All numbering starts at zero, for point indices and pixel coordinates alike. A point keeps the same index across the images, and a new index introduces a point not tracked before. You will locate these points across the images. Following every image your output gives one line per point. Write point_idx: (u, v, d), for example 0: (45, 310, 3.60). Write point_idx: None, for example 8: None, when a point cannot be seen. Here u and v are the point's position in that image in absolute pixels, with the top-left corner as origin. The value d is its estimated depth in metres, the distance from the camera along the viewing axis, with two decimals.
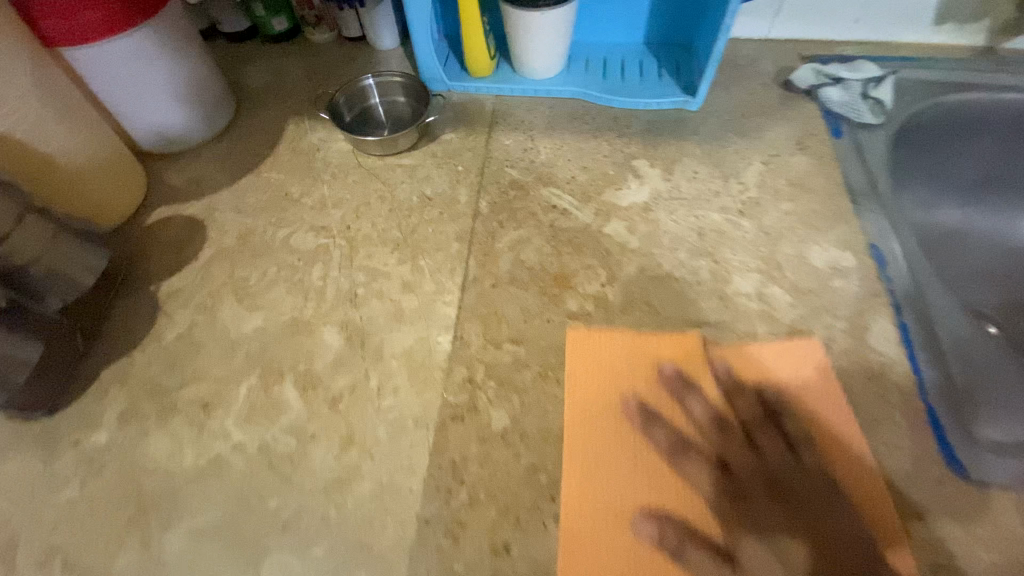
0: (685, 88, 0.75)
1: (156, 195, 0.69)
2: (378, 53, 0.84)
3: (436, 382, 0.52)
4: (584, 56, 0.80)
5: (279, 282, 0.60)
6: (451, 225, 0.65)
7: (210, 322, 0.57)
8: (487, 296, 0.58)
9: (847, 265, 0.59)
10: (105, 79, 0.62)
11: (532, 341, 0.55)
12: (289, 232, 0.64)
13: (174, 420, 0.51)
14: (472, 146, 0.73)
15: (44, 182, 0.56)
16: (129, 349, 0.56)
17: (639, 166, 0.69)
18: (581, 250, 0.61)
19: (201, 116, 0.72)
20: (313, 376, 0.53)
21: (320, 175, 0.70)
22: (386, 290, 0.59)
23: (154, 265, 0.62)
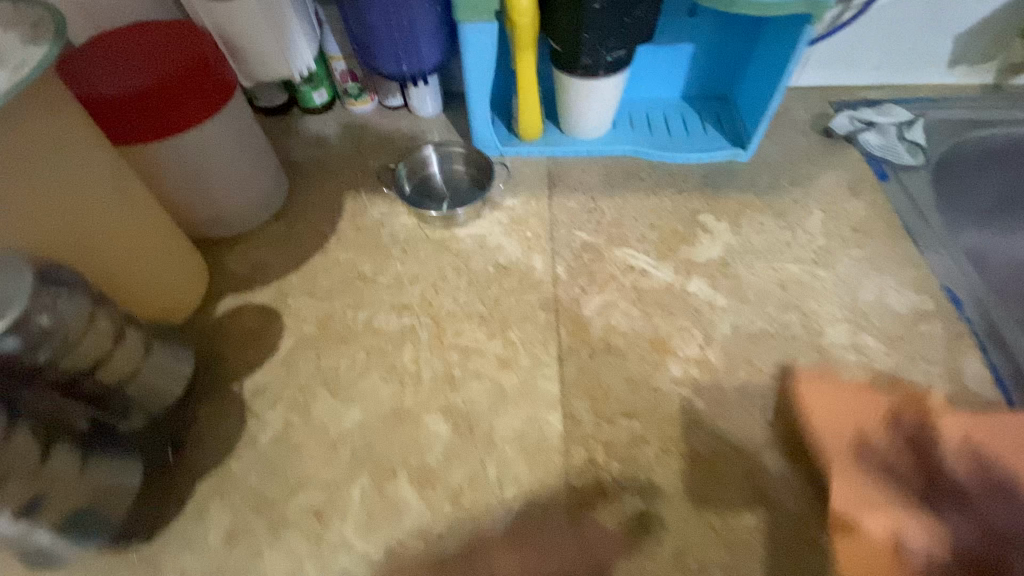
0: (733, 141, 0.78)
1: (221, 284, 0.66)
2: (421, 121, 0.85)
3: (557, 465, 0.51)
4: (627, 114, 0.83)
5: (371, 369, 0.58)
6: (533, 293, 0.64)
7: (306, 420, 0.55)
8: (588, 368, 0.57)
9: (927, 308, 0.62)
10: (175, 176, 0.60)
11: (645, 412, 0.54)
12: (370, 315, 0.63)
13: (287, 534, 0.48)
14: (536, 210, 0.73)
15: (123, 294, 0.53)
16: (222, 457, 0.53)
17: (706, 220, 0.70)
18: (672, 310, 0.62)
19: (260, 196, 0.69)
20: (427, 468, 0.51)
21: (389, 251, 0.69)
22: (483, 369, 0.58)
23: (233, 361, 0.59)
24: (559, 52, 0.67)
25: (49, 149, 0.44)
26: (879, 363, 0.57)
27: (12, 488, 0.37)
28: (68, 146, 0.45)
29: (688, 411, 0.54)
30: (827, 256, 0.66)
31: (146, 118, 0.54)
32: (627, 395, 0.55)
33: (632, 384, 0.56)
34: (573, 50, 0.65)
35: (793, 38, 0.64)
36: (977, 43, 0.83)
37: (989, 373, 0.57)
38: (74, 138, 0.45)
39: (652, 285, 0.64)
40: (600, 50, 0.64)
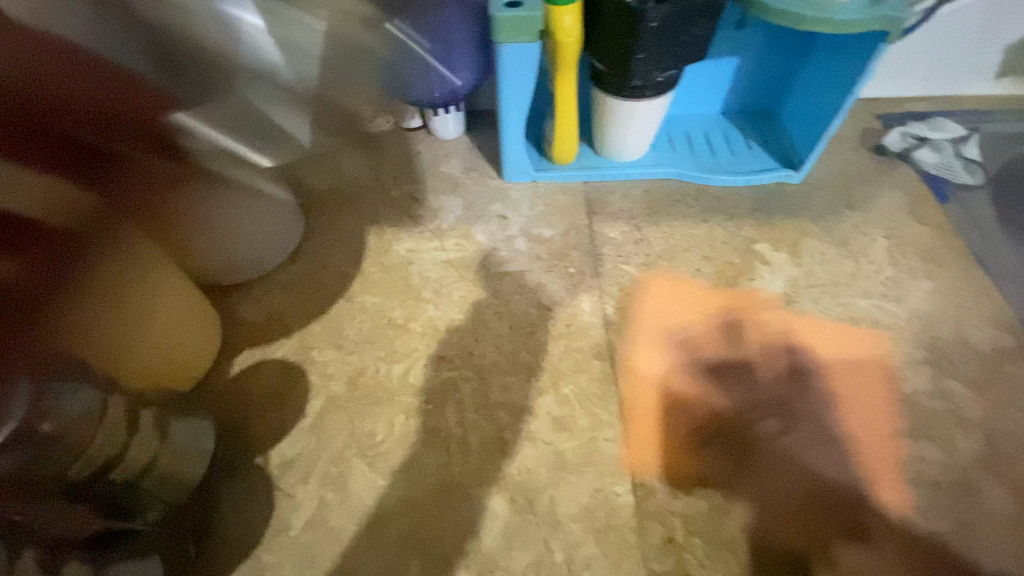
0: (782, 160, 0.73)
1: (235, 336, 0.59)
2: (443, 143, 0.79)
3: (632, 546, 0.46)
4: (667, 132, 0.77)
5: (413, 434, 0.52)
6: (584, 339, 0.58)
7: (344, 498, 0.49)
8: (654, 427, 0.52)
9: (1010, 346, 0.57)
10: (182, 223, 0.53)
11: (722, 477, 0.49)
12: (405, 369, 0.57)
13: None
14: (577, 242, 0.67)
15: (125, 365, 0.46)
16: (251, 548, 0.46)
17: (763, 250, 0.65)
18: (740, 356, 0.56)
19: (275, 237, 0.63)
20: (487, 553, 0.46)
21: (421, 293, 0.63)
22: (537, 431, 0.52)
23: (254, 429, 0.52)
24: (606, 72, 0.61)
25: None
26: (970, 412, 0.53)
27: None
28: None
29: (772, 478, 0.49)
30: (897, 289, 0.61)
31: None
32: (702, 459, 0.50)
33: (704, 444, 0.51)
34: (623, 72, 0.59)
35: (859, 57, 0.59)
36: None
37: None
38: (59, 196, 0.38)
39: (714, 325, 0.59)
40: (651, 70, 0.59)
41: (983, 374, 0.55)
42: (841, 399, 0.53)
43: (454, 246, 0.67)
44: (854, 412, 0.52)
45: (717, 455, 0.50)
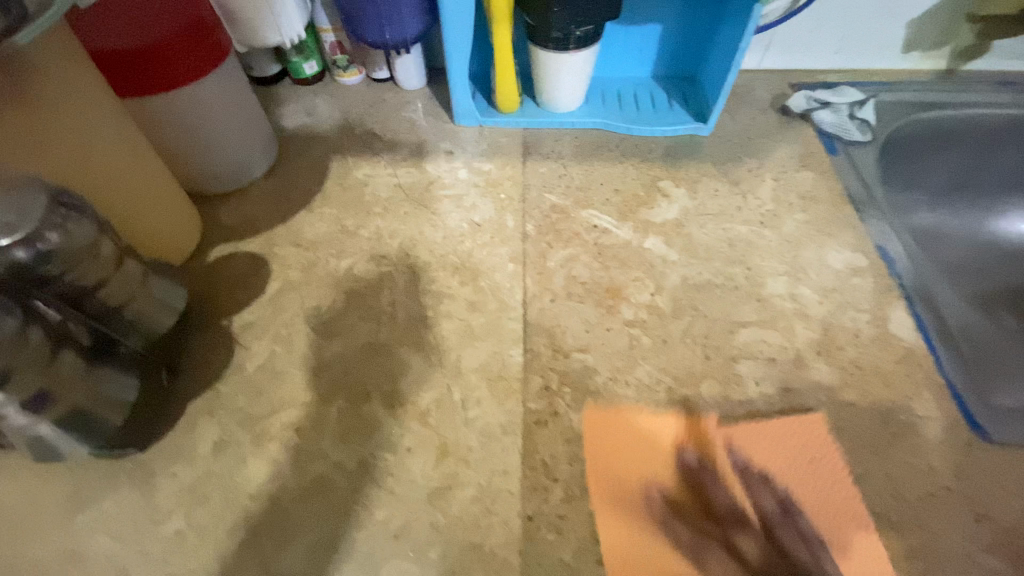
0: (696, 116, 0.84)
1: (214, 233, 0.71)
2: (406, 93, 0.91)
3: (515, 391, 0.57)
4: (600, 90, 0.88)
5: (352, 310, 0.64)
6: (503, 247, 0.70)
7: (290, 351, 0.60)
8: (548, 311, 0.63)
9: (861, 265, 0.68)
10: (172, 130, 0.65)
11: (597, 347, 0.60)
12: (352, 263, 0.68)
13: (269, 444, 0.53)
14: (510, 174, 0.78)
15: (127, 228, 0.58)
16: (212, 382, 0.58)
17: (667, 185, 0.76)
18: (630, 263, 0.67)
19: (253, 156, 0.75)
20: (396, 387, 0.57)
21: (372, 208, 0.74)
22: (454, 311, 0.64)
23: (223, 300, 0.64)
24: (534, 26, 0.72)
25: (40, 89, 0.47)
26: (813, 310, 0.63)
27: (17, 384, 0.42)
28: (61, 86, 0.49)
29: (637, 347, 0.60)
30: (775, 219, 0.72)
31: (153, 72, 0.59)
32: (583, 334, 0.61)
33: (587, 324, 0.62)
34: (546, 26, 0.71)
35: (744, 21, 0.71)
36: (926, 31, 0.90)
37: (912, 319, 0.63)
38: (68, 83, 0.49)
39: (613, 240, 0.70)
40: (569, 25, 0.70)
41: (832, 283, 0.66)
42: (706, 295, 0.64)
43: (405, 174, 0.79)
44: (716, 306, 0.63)
45: (595, 332, 0.61)
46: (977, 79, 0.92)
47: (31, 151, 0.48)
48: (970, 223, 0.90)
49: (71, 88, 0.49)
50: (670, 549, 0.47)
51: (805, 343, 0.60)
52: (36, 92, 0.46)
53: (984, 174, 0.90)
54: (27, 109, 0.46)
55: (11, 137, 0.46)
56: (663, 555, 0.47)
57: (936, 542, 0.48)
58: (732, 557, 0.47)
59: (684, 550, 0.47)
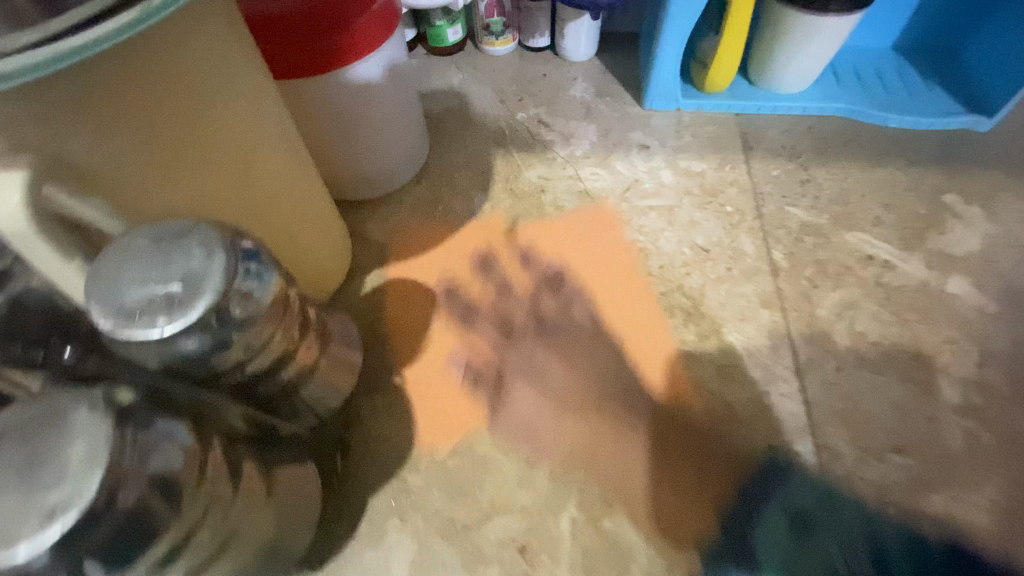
0: (970, 103, 0.64)
1: (364, 254, 0.55)
2: (571, 66, 0.72)
3: (817, 512, 0.40)
4: (833, 66, 0.67)
5: (558, 368, 0.48)
6: (747, 285, 0.52)
7: (492, 428, 0.45)
8: (836, 386, 0.46)
9: None
10: (327, 119, 0.49)
11: (915, 449, 0.43)
12: (546, 301, 0.52)
13: (491, 571, 0.39)
14: (730, 179, 0.59)
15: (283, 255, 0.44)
16: (396, 469, 0.44)
17: (953, 202, 0.56)
18: (930, 318, 0.49)
19: (407, 152, 0.58)
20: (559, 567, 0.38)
21: (558, 224, 0.57)
22: (699, 379, 0.47)
23: (392, 349, 0.49)
24: None
25: (195, 81, 0.31)
26: None
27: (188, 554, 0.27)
28: (220, 76, 0.32)
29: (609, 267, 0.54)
30: None
31: (317, 55, 0.43)
32: (898, 431, 0.44)
33: (898, 415, 0.44)
34: None
35: None
36: None
37: None
38: (227, 68, 0.32)
39: (900, 280, 0.51)
40: None
41: None
42: None
43: (590, 175, 0.61)
44: None
45: (913, 428, 0.44)
46: None
47: (180, 171, 0.32)
48: None
49: (232, 74, 0.33)
50: None
51: None
52: (197, 83, 0.31)
53: None
54: (180, 111, 0.31)
55: (155, 152, 0.31)
56: None
57: None
58: None
59: None
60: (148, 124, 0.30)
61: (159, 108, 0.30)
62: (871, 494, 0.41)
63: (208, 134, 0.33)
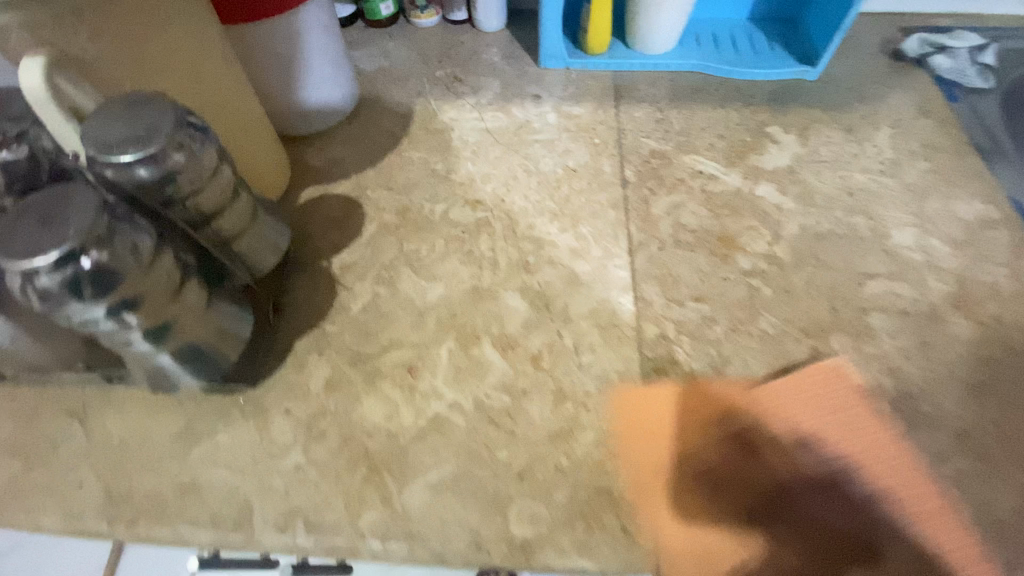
0: (801, 58, 0.78)
1: (302, 176, 0.69)
2: (485, 36, 0.86)
3: (630, 339, 0.54)
4: (694, 33, 0.82)
5: (450, 252, 0.62)
6: (603, 193, 0.66)
7: (393, 293, 0.59)
8: (657, 259, 0.60)
9: (994, 216, 0.62)
10: (268, 63, 0.62)
11: (711, 297, 0.57)
12: (446, 207, 0.66)
13: (383, 384, 0.52)
14: (602, 119, 0.74)
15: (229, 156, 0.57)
16: (317, 321, 0.57)
17: (774, 132, 0.71)
18: (741, 212, 0.63)
19: (338, 97, 0.72)
20: (647, 495, 0.46)
21: (461, 153, 0.71)
22: (556, 257, 0.61)
23: (320, 242, 0.63)
24: None
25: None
26: (946, 263, 0.58)
27: (143, 312, 0.40)
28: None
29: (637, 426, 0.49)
30: (897, 169, 0.67)
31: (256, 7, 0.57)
32: (699, 287, 0.57)
33: (701, 276, 0.58)
34: None
35: None
36: None
37: None
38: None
39: (721, 186, 0.66)
40: None
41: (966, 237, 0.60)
42: (826, 247, 0.60)
43: (491, 117, 0.75)
44: (838, 256, 0.59)
45: (711, 284, 0.58)
46: None
47: (144, 67, 0.46)
48: None
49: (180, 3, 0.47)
50: (808, 502, 0.45)
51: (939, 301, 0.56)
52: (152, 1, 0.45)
53: None
54: (142, 19, 0.44)
55: (126, 50, 0.44)
56: (801, 506, 0.45)
57: None
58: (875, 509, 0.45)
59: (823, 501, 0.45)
60: (120, 27, 0.43)
61: (127, 16, 0.43)
62: (672, 328, 0.55)
63: (164, 41, 0.47)
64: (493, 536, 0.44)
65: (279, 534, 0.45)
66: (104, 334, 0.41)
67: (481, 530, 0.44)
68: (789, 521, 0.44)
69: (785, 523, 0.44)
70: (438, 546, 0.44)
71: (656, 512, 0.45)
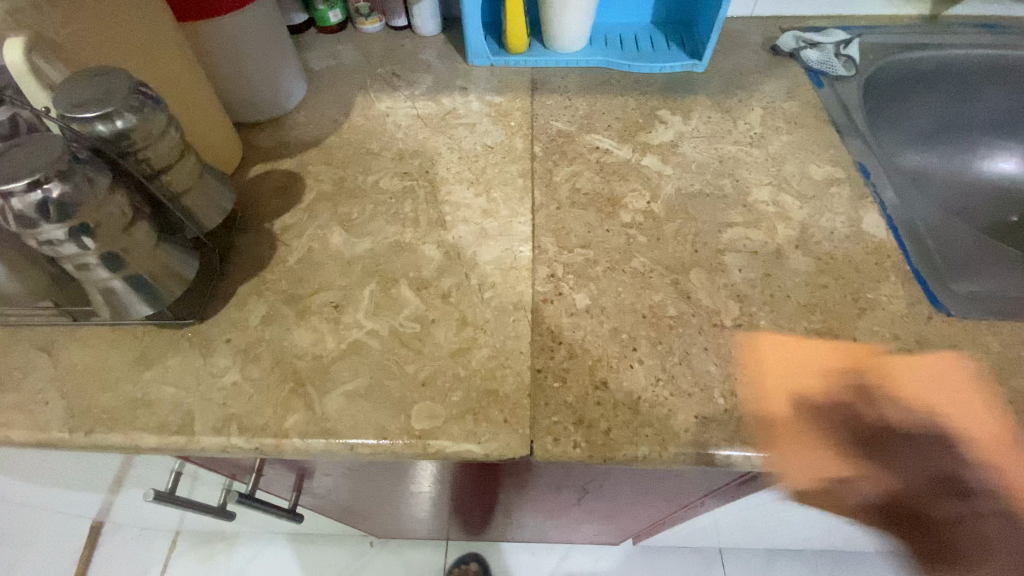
0: (691, 54, 0.91)
1: (253, 156, 0.78)
2: (422, 40, 0.98)
3: (525, 277, 0.64)
4: (602, 34, 0.95)
5: (378, 214, 0.71)
6: (513, 165, 0.77)
7: (326, 247, 0.68)
8: (554, 215, 0.70)
9: (839, 177, 0.74)
10: (219, 55, 0.72)
11: (594, 245, 0.67)
12: (377, 179, 0.76)
13: (312, 317, 0.61)
14: (518, 106, 0.85)
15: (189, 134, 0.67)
16: (259, 271, 0.66)
17: (663, 114, 0.83)
18: (629, 178, 0.74)
19: (286, 88, 0.82)
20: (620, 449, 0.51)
21: (394, 135, 0.82)
22: (469, 217, 0.71)
23: (265, 208, 0.72)
24: None
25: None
26: (793, 213, 0.69)
27: (96, 238, 0.49)
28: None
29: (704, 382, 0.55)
30: (763, 142, 0.78)
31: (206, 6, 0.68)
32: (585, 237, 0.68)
33: (588, 230, 0.68)
34: None
35: None
36: None
37: (884, 222, 0.69)
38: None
39: (615, 157, 0.77)
40: None
41: (813, 194, 0.72)
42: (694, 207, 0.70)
43: (423, 106, 0.86)
44: (704, 211, 0.70)
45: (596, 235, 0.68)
46: (958, 24, 0.99)
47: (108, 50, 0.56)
48: (939, 163, 1.01)
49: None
50: (657, 395, 0.54)
51: (784, 245, 0.66)
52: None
53: (953, 117, 1.00)
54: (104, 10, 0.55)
55: (94, 36, 0.54)
56: (652, 398, 0.54)
57: (896, 393, 0.55)
58: (713, 400, 0.54)
59: (671, 395, 0.54)
60: (89, 17, 0.53)
61: (94, 8, 0.54)
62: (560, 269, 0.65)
63: (124, 29, 0.57)
64: (397, 429, 0.53)
65: (216, 435, 0.53)
66: (66, 257, 0.50)
67: (387, 425, 0.53)
68: (641, 410, 0.53)
69: (638, 411, 0.53)
70: (350, 438, 0.53)
71: (532, 407, 0.53)
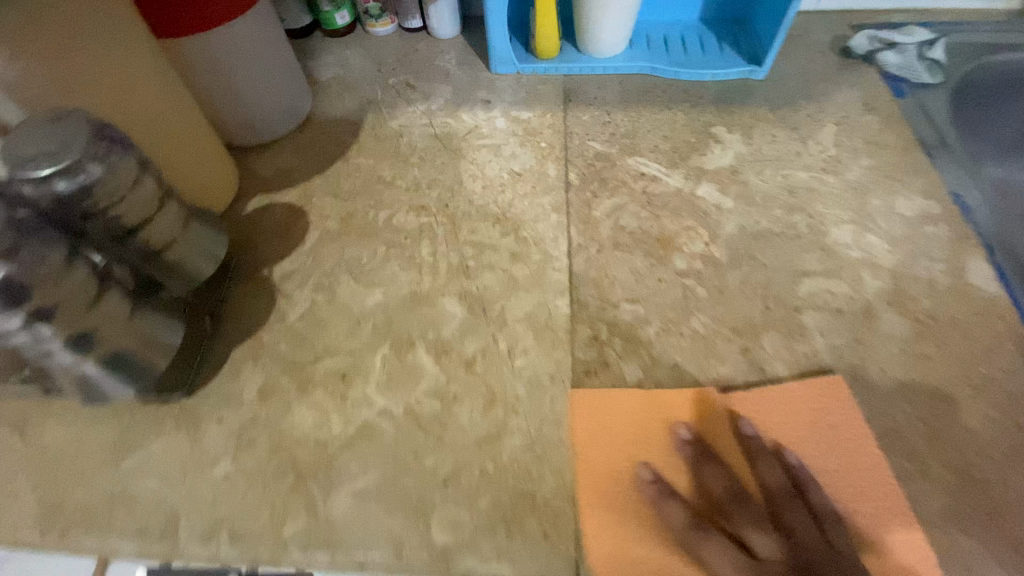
0: (749, 57, 0.79)
1: (250, 186, 0.69)
2: (439, 43, 0.87)
3: (564, 341, 0.54)
4: (644, 35, 0.83)
5: (391, 258, 0.62)
6: (546, 197, 0.67)
7: (331, 300, 0.59)
8: (595, 260, 0.60)
9: (934, 212, 0.63)
10: (207, 71, 0.63)
11: (645, 299, 0.57)
12: (390, 214, 0.66)
13: (315, 391, 0.52)
14: (549, 122, 0.74)
15: (177, 172, 0.58)
16: (255, 330, 0.57)
17: (719, 132, 0.71)
18: (683, 213, 0.63)
19: (286, 105, 0.72)
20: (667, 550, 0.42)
21: (409, 159, 0.72)
22: (496, 262, 0.61)
23: (263, 251, 0.63)
24: None
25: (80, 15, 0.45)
26: (883, 261, 0.58)
27: (56, 324, 0.41)
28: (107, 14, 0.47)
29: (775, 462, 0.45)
30: (838, 167, 0.67)
31: (191, 19, 0.58)
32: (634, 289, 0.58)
33: (637, 280, 0.58)
34: None
35: None
36: None
37: (994, 273, 0.57)
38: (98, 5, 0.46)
39: (664, 187, 0.66)
40: None
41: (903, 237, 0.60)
42: (762, 253, 0.59)
43: (440, 123, 0.75)
44: (776, 256, 0.59)
45: (647, 286, 0.58)
46: None
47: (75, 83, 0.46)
48: None
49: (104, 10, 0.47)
50: None
51: (873, 303, 0.55)
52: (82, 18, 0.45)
53: None
54: (69, 36, 0.45)
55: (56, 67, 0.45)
56: None
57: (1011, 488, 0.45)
58: None
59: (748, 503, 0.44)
60: (50, 46, 0.44)
61: (57, 34, 0.44)
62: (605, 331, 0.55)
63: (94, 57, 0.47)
64: (414, 542, 0.44)
65: (203, 544, 0.45)
66: (24, 347, 0.41)
67: (403, 536, 0.44)
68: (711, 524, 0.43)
69: None
70: (358, 554, 0.44)
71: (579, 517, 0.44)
